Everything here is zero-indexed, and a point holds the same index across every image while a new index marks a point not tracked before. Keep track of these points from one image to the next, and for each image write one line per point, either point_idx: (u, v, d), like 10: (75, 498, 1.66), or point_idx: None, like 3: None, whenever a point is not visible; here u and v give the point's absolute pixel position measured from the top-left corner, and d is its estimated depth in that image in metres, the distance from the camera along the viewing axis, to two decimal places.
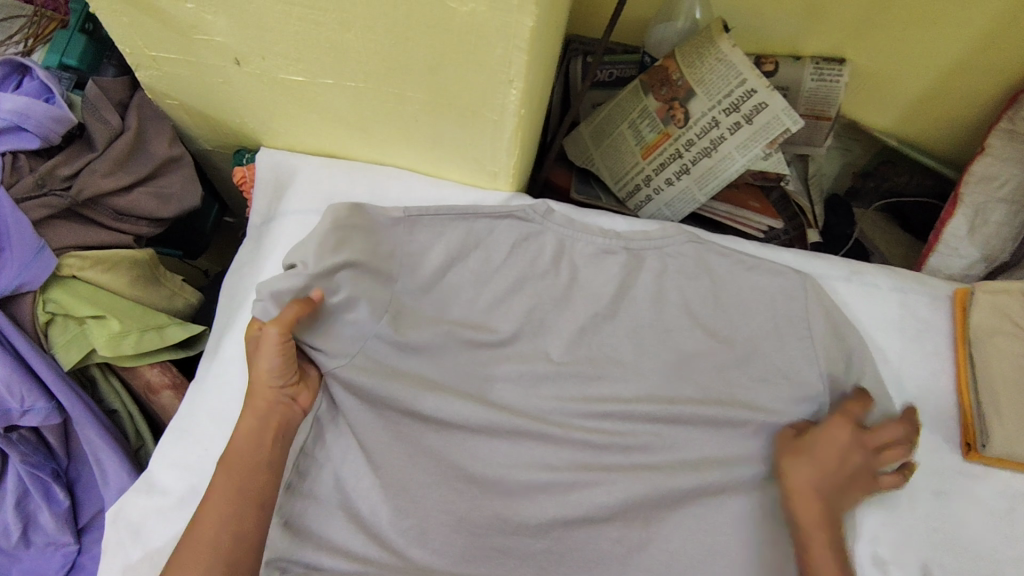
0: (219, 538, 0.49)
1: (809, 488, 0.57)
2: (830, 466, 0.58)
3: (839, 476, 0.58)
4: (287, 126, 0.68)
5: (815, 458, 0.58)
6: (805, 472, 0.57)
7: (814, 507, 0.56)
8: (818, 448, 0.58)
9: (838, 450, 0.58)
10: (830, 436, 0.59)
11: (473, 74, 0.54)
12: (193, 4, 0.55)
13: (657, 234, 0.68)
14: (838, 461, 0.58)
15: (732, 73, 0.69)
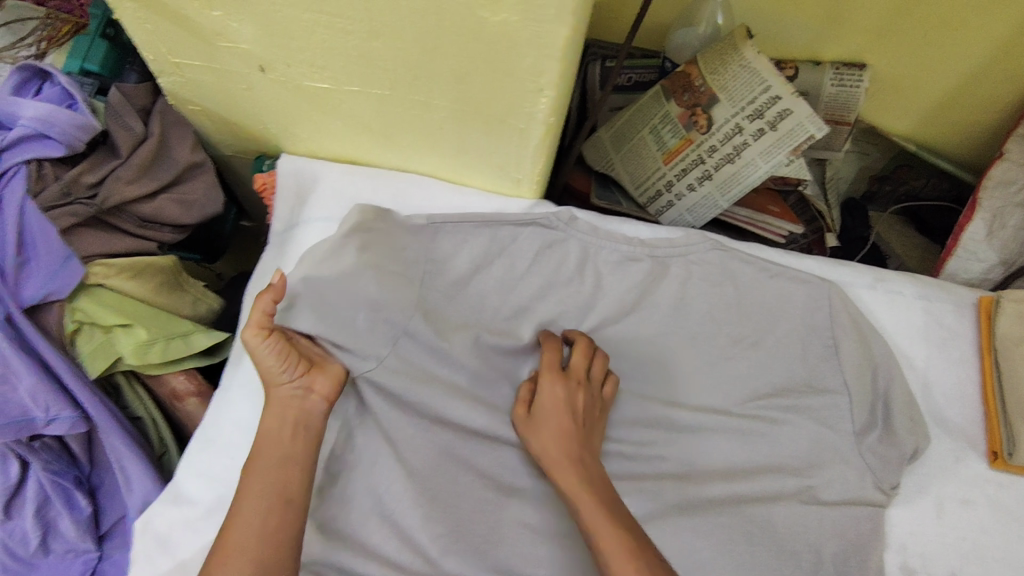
0: (246, 545, 0.49)
1: (562, 457, 0.57)
2: (558, 424, 0.59)
3: (573, 431, 0.59)
4: (309, 132, 0.68)
5: (547, 424, 0.59)
6: (541, 438, 0.59)
7: (569, 474, 0.56)
8: (542, 414, 0.60)
9: (559, 406, 0.60)
10: (544, 400, 0.60)
11: (502, 83, 0.54)
12: (220, 12, 0.54)
13: (681, 241, 0.67)
14: (556, 421, 0.59)
15: (756, 80, 0.68)
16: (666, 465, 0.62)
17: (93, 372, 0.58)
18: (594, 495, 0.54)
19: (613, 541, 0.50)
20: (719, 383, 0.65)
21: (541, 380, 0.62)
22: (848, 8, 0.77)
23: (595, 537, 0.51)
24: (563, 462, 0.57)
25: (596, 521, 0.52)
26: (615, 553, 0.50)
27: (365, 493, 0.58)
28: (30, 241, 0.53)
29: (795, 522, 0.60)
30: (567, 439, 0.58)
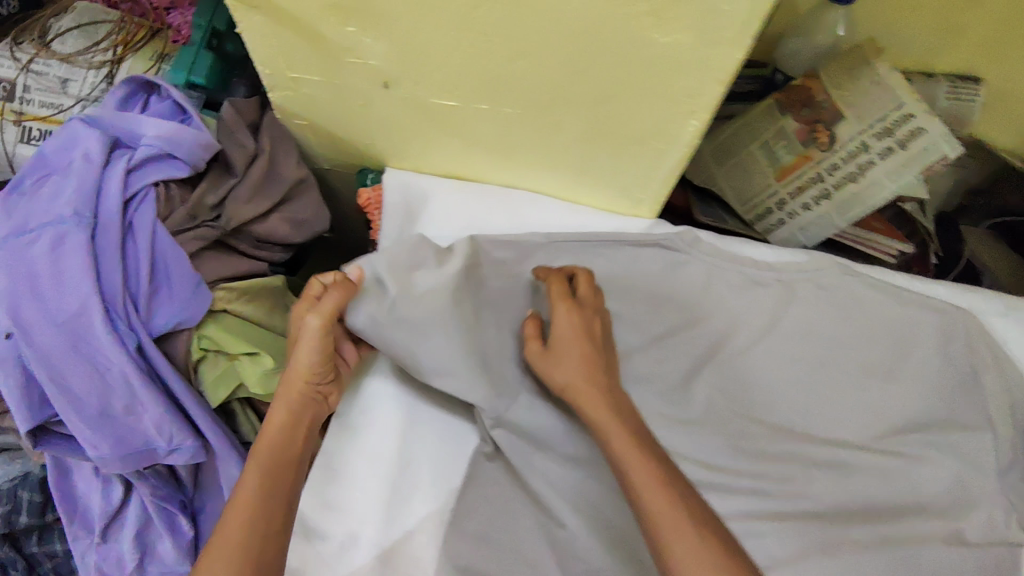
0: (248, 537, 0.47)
1: (582, 382, 0.53)
2: (580, 355, 0.54)
3: (593, 356, 0.54)
4: (421, 148, 0.66)
5: (569, 355, 0.54)
6: (565, 369, 0.54)
7: (594, 399, 0.52)
8: (561, 342, 0.55)
9: (578, 337, 0.55)
10: (560, 331, 0.55)
11: (650, 108, 0.51)
12: (355, 28, 0.52)
13: (809, 264, 0.64)
14: (577, 352, 0.54)
15: (888, 97, 0.65)
16: (803, 501, 0.59)
17: (214, 401, 0.57)
18: (617, 421, 0.51)
19: (650, 480, 0.46)
20: (852, 413, 0.62)
21: (555, 309, 0.56)
22: (971, 17, 0.72)
23: (625, 466, 0.48)
24: (586, 390, 0.53)
25: (628, 457, 0.48)
26: (653, 491, 0.46)
27: (495, 531, 0.55)
28: (161, 268, 0.52)
29: (947, 567, 0.57)
30: (592, 367, 0.54)
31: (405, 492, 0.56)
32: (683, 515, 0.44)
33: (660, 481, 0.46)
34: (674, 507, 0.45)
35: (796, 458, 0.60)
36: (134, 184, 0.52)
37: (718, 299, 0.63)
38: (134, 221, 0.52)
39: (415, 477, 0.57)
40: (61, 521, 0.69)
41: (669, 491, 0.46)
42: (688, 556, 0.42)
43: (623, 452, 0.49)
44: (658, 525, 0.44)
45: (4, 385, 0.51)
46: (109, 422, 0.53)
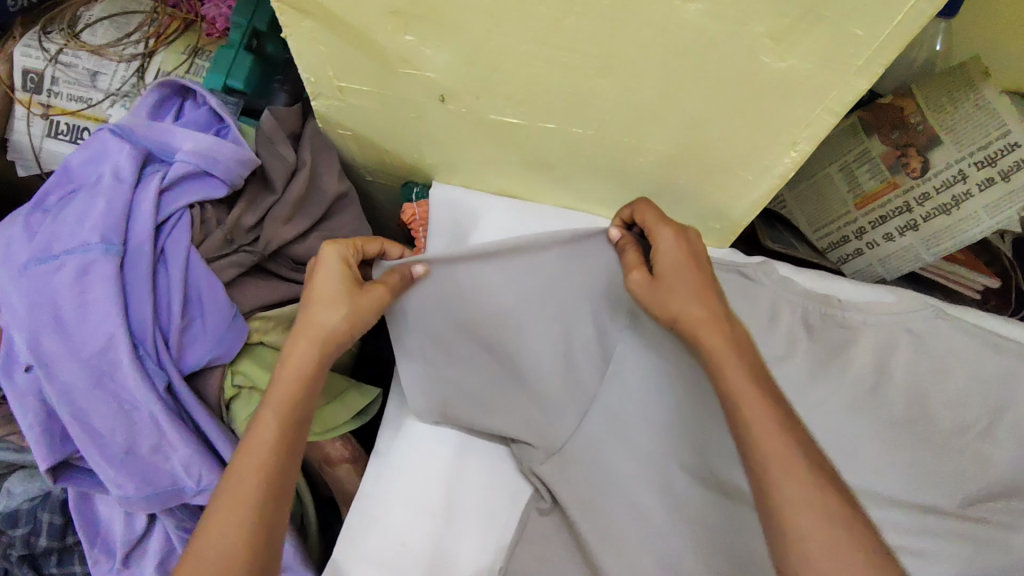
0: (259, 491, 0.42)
1: (706, 313, 0.46)
2: (693, 281, 0.46)
3: (709, 284, 0.47)
4: (475, 164, 0.60)
5: (681, 284, 0.46)
6: (678, 298, 0.46)
7: (718, 332, 0.45)
8: (672, 275, 0.47)
9: (687, 262, 0.47)
10: (669, 256, 0.47)
11: (748, 133, 0.45)
12: (414, 37, 0.46)
13: (900, 306, 0.58)
14: (691, 279, 0.46)
15: (992, 123, 0.59)
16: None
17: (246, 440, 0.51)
18: (733, 354, 0.44)
19: (777, 440, 0.40)
20: (946, 474, 0.56)
21: (659, 237, 0.48)
22: None
23: (746, 412, 0.42)
24: (709, 323, 0.45)
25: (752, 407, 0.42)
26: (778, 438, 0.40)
27: None
28: (195, 297, 0.47)
29: None
30: (710, 292, 0.46)
31: (450, 544, 0.51)
32: (813, 478, 0.39)
33: (793, 446, 0.40)
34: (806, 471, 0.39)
35: None
36: (168, 206, 0.48)
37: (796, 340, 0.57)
38: (168, 248, 0.47)
39: (461, 530, 0.51)
40: (83, 543, 0.66)
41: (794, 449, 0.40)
42: (816, 513, 0.38)
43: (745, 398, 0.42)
44: (786, 483, 0.39)
45: (27, 419, 0.47)
46: (134, 462, 0.48)
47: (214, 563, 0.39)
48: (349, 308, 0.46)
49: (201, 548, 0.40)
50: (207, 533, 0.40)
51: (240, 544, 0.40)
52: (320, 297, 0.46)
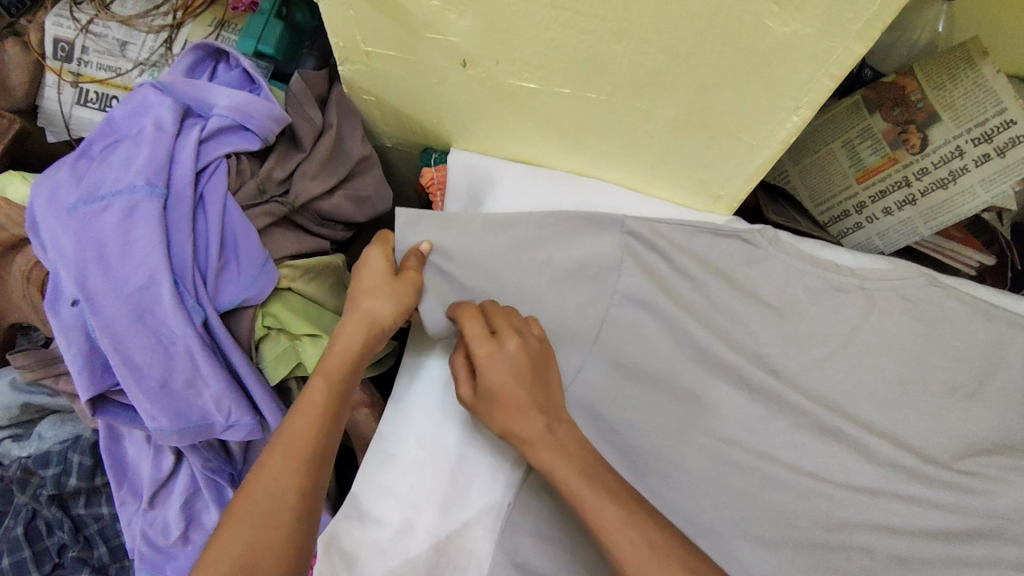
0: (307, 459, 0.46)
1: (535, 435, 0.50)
2: (520, 402, 0.50)
3: (530, 401, 0.50)
4: (490, 130, 0.63)
5: (509, 399, 0.50)
6: (514, 423, 0.50)
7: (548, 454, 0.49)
8: (496, 393, 0.50)
9: (514, 383, 0.50)
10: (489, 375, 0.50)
11: (752, 98, 0.48)
12: (440, 2, 0.49)
13: (894, 273, 0.60)
14: (516, 400, 0.50)
15: (990, 100, 0.62)
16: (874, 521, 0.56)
17: (274, 379, 0.55)
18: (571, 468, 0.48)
19: (609, 521, 0.46)
20: (937, 431, 0.58)
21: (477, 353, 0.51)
22: None
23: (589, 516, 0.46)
24: (535, 443, 0.49)
25: (579, 492, 0.47)
26: (604, 514, 0.46)
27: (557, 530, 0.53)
28: (230, 242, 0.50)
29: None
30: (531, 412, 0.50)
31: (462, 482, 0.54)
32: (632, 535, 0.45)
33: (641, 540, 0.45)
34: (633, 534, 0.45)
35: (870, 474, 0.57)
36: (207, 154, 0.51)
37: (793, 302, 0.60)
38: (206, 193, 0.50)
39: (471, 469, 0.54)
40: (113, 484, 0.70)
41: (620, 514, 0.46)
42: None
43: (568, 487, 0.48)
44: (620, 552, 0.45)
45: (71, 349, 0.51)
46: (169, 396, 0.52)
47: (266, 514, 0.43)
48: (396, 299, 0.53)
49: (253, 500, 0.44)
50: (257, 485, 0.44)
51: (290, 502, 0.44)
52: (370, 288, 0.53)
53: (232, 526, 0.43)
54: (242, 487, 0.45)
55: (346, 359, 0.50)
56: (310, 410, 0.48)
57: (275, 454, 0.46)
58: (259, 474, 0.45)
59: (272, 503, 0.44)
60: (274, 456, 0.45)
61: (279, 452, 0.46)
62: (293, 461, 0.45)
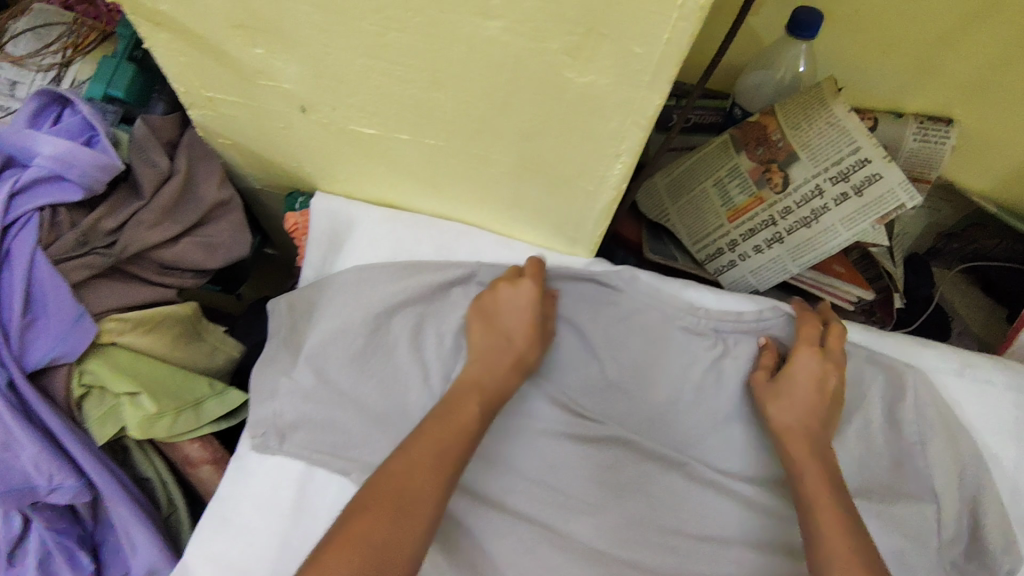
0: (446, 446, 0.48)
1: (796, 429, 0.54)
2: (810, 399, 0.55)
3: (822, 407, 0.55)
4: (349, 173, 0.62)
5: (796, 397, 0.55)
6: (783, 407, 0.55)
7: (800, 445, 0.54)
8: (791, 386, 0.55)
9: (812, 382, 0.55)
10: (797, 371, 0.55)
11: (576, 146, 0.48)
12: (262, 49, 0.48)
13: (750, 315, 0.60)
14: (808, 398, 0.55)
15: (844, 139, 0.62)
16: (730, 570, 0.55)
17: (102, 438, 0.53)
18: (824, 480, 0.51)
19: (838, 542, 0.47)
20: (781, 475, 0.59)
21: (796, 352, 0.56)
22: (943, 60, 0.69)
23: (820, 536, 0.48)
24: (799, 431, 0.54)
25: (811, 484, 0.51)
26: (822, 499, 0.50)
27: None
28: (39, 299, 0.49)
29: None
30: (812, 414, 0.55)
31: (295, 545, 0.53)
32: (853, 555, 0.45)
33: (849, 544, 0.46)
34: (844, 529, 0.47)
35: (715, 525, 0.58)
36: (18, 207, 0.50)
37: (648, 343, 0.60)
38: (14, 250, 0.50)
39: (308, 530, 0.53)
40: None
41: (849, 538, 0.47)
42: None
43: (806, 464, 0.53)
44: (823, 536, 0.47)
45: None
46: None
47: (396, 490, 0.45)
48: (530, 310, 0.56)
49: (396, 472, 0.46)
50: (402, 485, 0.45)
51: (430, 487, 0.46)
52: (502, 305, 0.56)
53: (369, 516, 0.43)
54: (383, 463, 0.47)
55: (496, 379, 0.54)
56: (461, 429, 0.50)
57: (412, 461, 0.47)
58: (405, 459, 0.47)
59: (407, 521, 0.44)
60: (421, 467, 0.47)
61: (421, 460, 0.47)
62: (432, 471, 0.47)
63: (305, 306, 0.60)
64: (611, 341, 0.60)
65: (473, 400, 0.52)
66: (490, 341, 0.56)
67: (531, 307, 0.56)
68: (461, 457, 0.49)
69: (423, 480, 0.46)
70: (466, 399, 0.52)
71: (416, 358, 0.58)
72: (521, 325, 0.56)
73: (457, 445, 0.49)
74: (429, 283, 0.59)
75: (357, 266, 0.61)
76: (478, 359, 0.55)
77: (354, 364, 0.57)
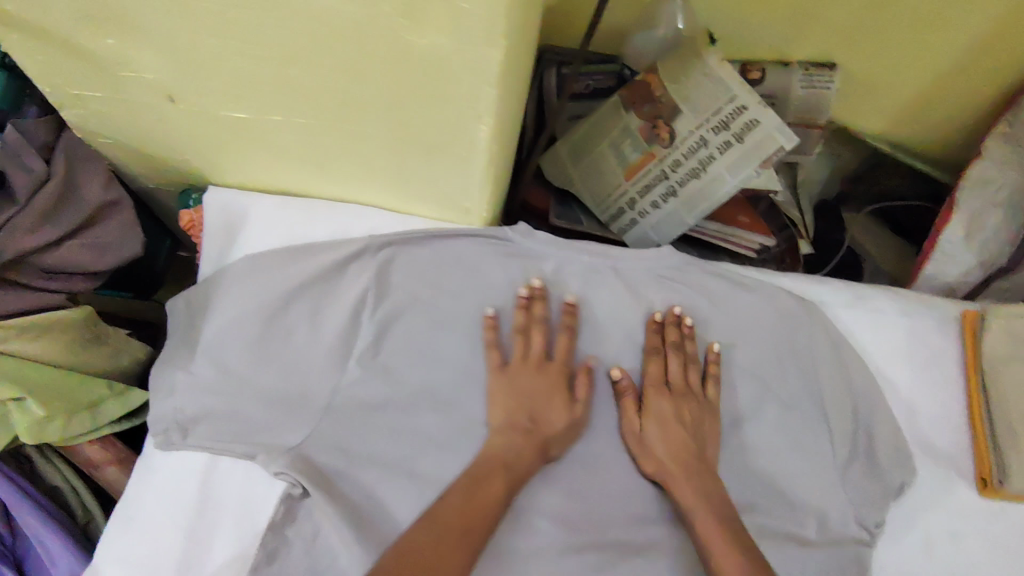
0: (453, 517, 0.49)
1: (664, 462, 0.57)
2: (676, 436, 0.57)
3: (693, 442, 0.57)
4: (236, 163, 0.62)
5: (653, 432, 0.58)
6: (654, 444, 0.57)
7: (682, 482, 0.56)
8: (647, 428, 0.58)
9: (676, 418, 0.58)
10: (653, 412, 0.58)
11: (438, 112, 0.49)
12: (114, 39, 0.48)
13: (648, 253, 0.63)
14: (680, 436, 0.57)
15: (720, 89, 0.63)
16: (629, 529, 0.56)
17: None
18: (706, 516, 0.53)
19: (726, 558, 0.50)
20: None
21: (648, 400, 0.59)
22: (819, 7, 0.71)
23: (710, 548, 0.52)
24: (677, 470, 0.56)
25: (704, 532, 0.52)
26: (712, 537, 0.52)
27: (307, 568, 0.52)
28: None
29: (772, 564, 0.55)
30: (682, 445, 0.57)
31: (203, 538, 0.52)
32: (737, 555, 0.50)
33: (734, 548, 0.51)
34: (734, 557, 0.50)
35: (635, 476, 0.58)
36: None
37: (554, 292, 0.62)
38: None
39: (214, 520, 0.53)
40: None
41: (727, 543, 0.51)
42: None
43: (694, 510, 0.54)
44: (710, 552, 0.51)
45: None
46: None
47: (432, 554, 0.46)
48: (518, 385, 0.57)
49: (412, 541, 0.47)
50: (429, 552, 0.46)
51: (460, 560, 0.47)
52: (518, 381, 0.57)
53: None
54: (395, 541, 0.47)
55: (523, 458, 0.54)
56: (482, 513, 0.50)
57: (436, 529, 0.48)
58: (411, 533, 0.48)
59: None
60: (441, 548, 0.47)
61: (441, 545, 0.47)
62: (460, 541, 0.48)
63: (205, 297, 0.60)
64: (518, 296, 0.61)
65: (501, 476, 0.53)
66: (512, 419, 0.56)
67: (527, 382, 0.57)
68: (477, 533, 0.49)
69: (453, 551, 0.47)
70: (491, 476, 0.53)
71: (315, 340, 0.58)
72: (561, 406, 0.57)
73: (452, 502, 0.50)
74: (326, 262, 0.59)
75: (253, 254, 0.61)
76: (495, 438, 0.55)
77: (252, 352, 0.57)
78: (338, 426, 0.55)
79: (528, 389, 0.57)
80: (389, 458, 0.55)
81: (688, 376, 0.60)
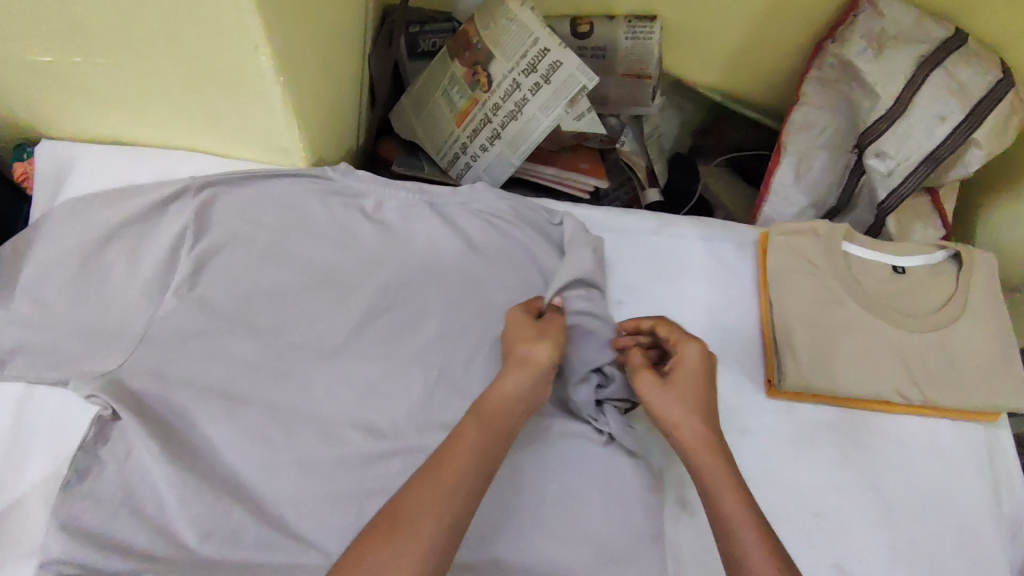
0: (441, 479, 0.46)
1: (686, 420, 0.53)
2: (695, 391, 0.54)
3: (703, 400, 0.54)
4: (58, 112, 0.64)
5: (684, 389, 0.55)
6: (671, 404, 0.54)
7: (705, 445, 0.52)
8: (535, 352, 0.55)
9: (703, 372, 0.56)
10: (545, 340, 0.56)
11: (219, 45, 0.52)
12: None
13: (464, 191, 0.69)
14: (692, 390, 0.55)
15: (524, 33, 0.69)
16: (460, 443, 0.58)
17: None
18: (734, 488, 0.49)
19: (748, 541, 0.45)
20: None
21: (535, 339, 0.56)
22: None
23: (729, 524, 0.47)
24: (697, 434, 0.52)
25: (727, 504, 0.48)
26: (727, 495, 0.48)
27: (116, 486, 0.54)
28: None
29: (567, 464, 0.60)
30: (704, 407, 0.54)
31: (15, 460, 0.55)
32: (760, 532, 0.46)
33: (753, 521, 0.46)
34: (756, 529, 0.46)
35: (444, 397, 0.60)
36: None
37: (374, 225, 0.66)
38: None
39: (32, 444, 0.56)
40: None
41: (755, 520, 0.47)
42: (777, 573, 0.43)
43: (717, 479, 0.49)
44: (733, 529, 0.46)
45: None
46: None
47: (411, 526, 0.43)
48: (550, 335, 0.57)
49: (399, 510, 0.44)
50: (405, 515, 0.43)
51: (434, 525, 0.43)
52: (526, 336, 0.57)
53: (372, 542, 0.42)
54: (385, 509, 0.44)
55: (522, 394, 0.54)
56: (459, 463, 0.47)
57: (421, 491, 0.45)
58: (406, 499, 0.44)
59: (410, 527, 0.43)
60: (431, 495, 0.45)
61: (437, 489, 0.45)
62: (433, 501, 0.44)
63: (25, 239, 0.61)
64: (337, 231, 0.65)
65: (478, 426, 0.50)
66: (513, 363, 0.55)
67: (551, 331, 0.57)
68: (461, 501, 0.45)
69: (424, 517, 0.43)
70: (466, 428, 0.50)
71: (133, 275, 0.60)
72: (530, 341, 0.56)
73: (472, 469, 0.47)
74: (143, 201, 0.62)
75: (77, 198, 0.63)
76: (510, 380, 0.54)
77: (70, 288, 0.59)
78: (155, 353, 0.58)
79: (542, 331, 0.57)
80: (205, 380, 0.58)
81: (689, 364, 0.56)
